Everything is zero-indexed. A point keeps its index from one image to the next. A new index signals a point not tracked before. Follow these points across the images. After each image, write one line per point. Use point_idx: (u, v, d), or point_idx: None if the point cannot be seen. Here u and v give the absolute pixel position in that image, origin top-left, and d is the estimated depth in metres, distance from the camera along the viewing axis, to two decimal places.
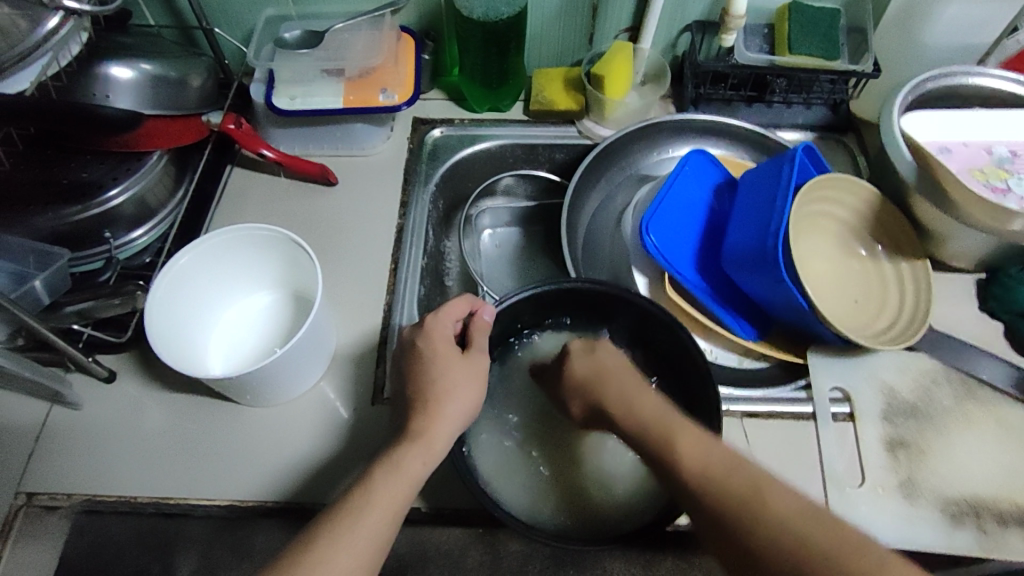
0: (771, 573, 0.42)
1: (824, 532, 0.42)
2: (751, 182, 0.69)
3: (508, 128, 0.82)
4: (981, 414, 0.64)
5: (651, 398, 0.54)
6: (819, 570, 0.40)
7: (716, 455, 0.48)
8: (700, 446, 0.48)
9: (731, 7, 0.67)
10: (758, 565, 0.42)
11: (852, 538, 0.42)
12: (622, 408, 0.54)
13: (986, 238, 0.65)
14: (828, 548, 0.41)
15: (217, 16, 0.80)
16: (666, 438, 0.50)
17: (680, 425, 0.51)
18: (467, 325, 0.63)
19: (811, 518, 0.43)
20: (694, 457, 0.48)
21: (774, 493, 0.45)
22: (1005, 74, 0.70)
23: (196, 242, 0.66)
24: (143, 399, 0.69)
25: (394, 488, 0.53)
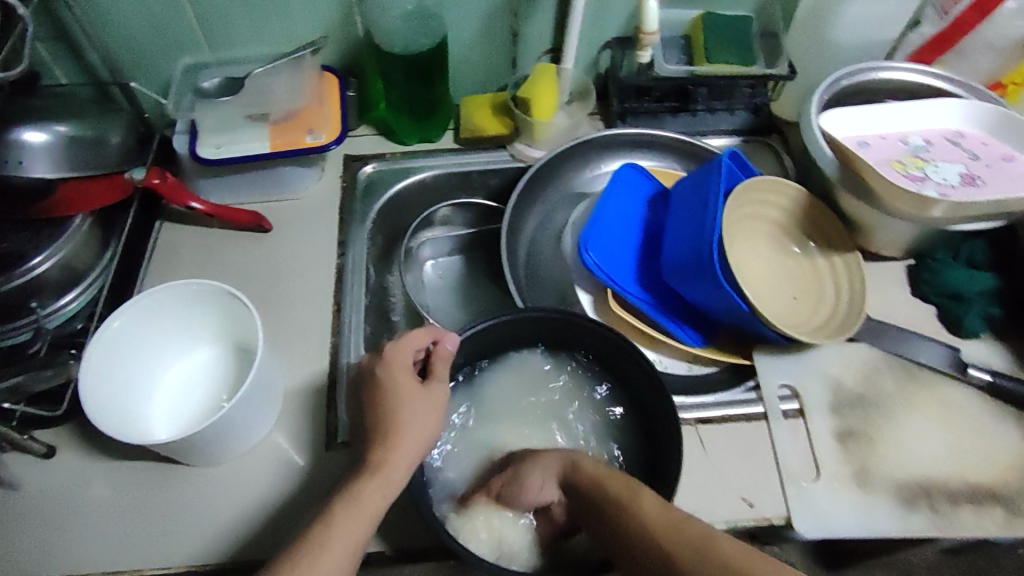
0: None
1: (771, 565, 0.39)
2: (683, 191, 0.70)
3: (440, 158, 0.82)
4: (923, 397, 0.65)
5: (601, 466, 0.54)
6: None
7: (673, 512, 0.47)
8: (658, 506, 0.47)
9: (642, 25, 0.68)
10: None
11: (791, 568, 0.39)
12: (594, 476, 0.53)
13: (909, 226, 0.67)
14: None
15: (133, 68, 0.78)
16: (631, 495, 0.49)
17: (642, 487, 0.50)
18: (428, 354, 0.62)
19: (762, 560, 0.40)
20: (657, 511, 0.47)
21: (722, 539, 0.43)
22: (911, 67, 0.73)
23: (126, 304, 0.64)
24: (88, 471, 0.66)
25: (352, 524, 0.51)
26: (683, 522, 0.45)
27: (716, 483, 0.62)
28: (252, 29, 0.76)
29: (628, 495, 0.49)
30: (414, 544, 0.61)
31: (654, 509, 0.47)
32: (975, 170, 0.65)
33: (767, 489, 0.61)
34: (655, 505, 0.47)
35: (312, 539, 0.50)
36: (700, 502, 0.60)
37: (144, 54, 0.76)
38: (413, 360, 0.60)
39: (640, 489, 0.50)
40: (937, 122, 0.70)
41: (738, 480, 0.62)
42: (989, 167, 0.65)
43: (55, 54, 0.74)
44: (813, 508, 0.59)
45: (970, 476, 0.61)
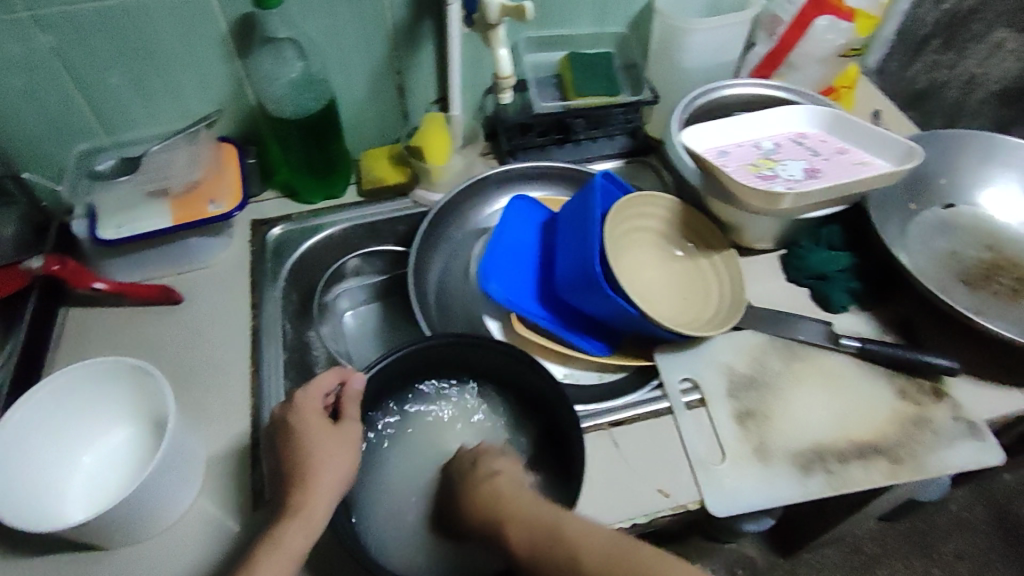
0: None
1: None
2: (568, 215, 0.76)
3: (346, 212, 0.86)
4: (807, 370, 0.71)
5: (478, 481, 0.58)
6: None
7: (536, 526, 0.52)
8: (522, 520, 0.53)
9: (499, 71, 0.75)
10: None
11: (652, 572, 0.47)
12: (467, 497, 0.57)
13: (771, 222, 0.75)
14: None
15: (27, 159, 0.79)
16: (497, 517, 0.54)
17: (506, 502, 0.55)
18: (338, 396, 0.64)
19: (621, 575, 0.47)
20: (522, 533, 0.52)
21: (588, 548, 0.49)
22: (750, 82, 0.83)
23: (29, 392, 0.64)
24: (4, 570, 0.63)
25: (276, 565, 0.53)
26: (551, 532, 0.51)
27: (632, 479, 0.65)
28: (145, 109, 0.79)
29: (494, 520, 0.54)
30: None
31: (520, 529, 0.53)
32: (816, 164, 0.73)
33: (679, 478, 0.65)
34: (520, 524, 0.53)
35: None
36: (620, 499, 0.64)
37: (36, 142, 0.77)
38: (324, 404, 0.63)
39: (504, 505, 0.55)
40: (781, 126, 0.79)
41: (652, 473, 0.66)
42: (827, 160, 0.74)
43: None
44: (721, 487, 0.64)
45: (855, 434, 0.67)
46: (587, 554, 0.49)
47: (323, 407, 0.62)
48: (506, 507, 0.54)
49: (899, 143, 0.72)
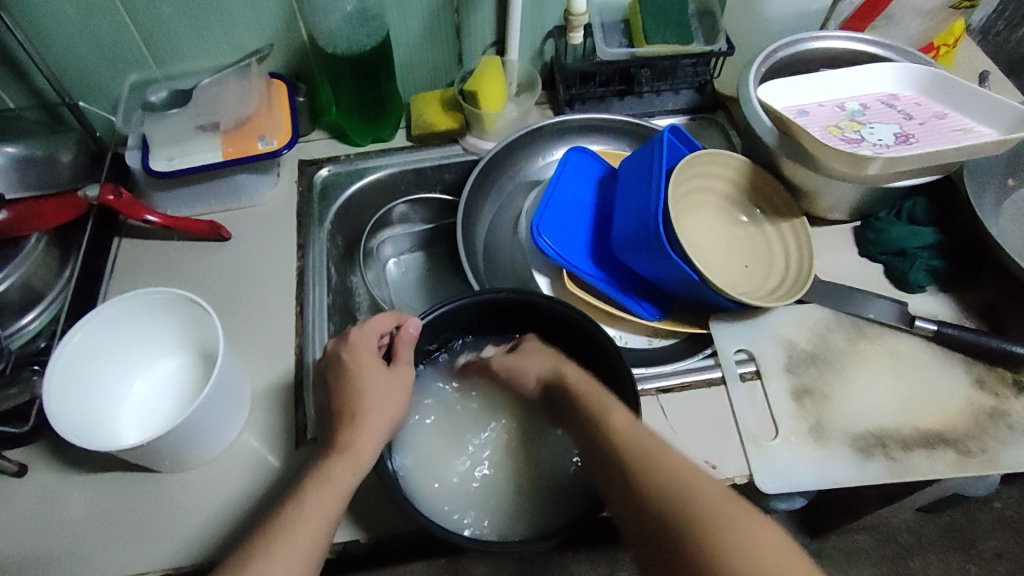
0: (648, 519, 0.46)
1: (707, 482, 0.47)
2: (629, 169, 0.72)
3: (395, 157, 0.83)
4: (874, 351, 0.67)
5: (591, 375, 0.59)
6: (689, 514, 0.44)
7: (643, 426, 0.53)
8: (627, 416, 0.53)
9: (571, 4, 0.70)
10: (642, 509, 0.47)
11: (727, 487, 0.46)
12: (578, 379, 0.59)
13: (851, 189, 0.69)
14: (704, 493, 0.46)
15: (81, 87, 0.78)
16: (601, 406, 0.55)
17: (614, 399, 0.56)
18: (393, 337, 0.64)
19: (699, 479, 0.47)
20: (624, 423, 0.53)
21: (680, 455, 0.49)
22: (842, 34, 0.76)
23: (91, 314, 0.64)
24: (61, 487, 0.65)
25: (325, 499, 0.53)
26: (645, 435, 0.51)
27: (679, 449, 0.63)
28: (198, 42, 0.77)
29: (598, 405, 0.55)
30: (389, 531, 0.62)
31: (623, 419, 0.53)
32: (908, 130, 0.67)
33: (729, 451, 0.62)
34: (624, 416, 0.53)
35: (285, 517, 0.52)
36: None
37: (90, 71, 0.76)
38: (378, 344, 0.62)
39: (608, 399, 0.55)
40: (871, 86, 0.73)
41: (701, 444, 0.63)
42: (921, 125, 0.68)
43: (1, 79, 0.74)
44: (772, 465, 0.61)
45: (922, 422, 0.62)
46: (675, 457, 0.49)
47: (376, 347, 0.62)
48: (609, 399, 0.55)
49: (1013, 109, 0.65)
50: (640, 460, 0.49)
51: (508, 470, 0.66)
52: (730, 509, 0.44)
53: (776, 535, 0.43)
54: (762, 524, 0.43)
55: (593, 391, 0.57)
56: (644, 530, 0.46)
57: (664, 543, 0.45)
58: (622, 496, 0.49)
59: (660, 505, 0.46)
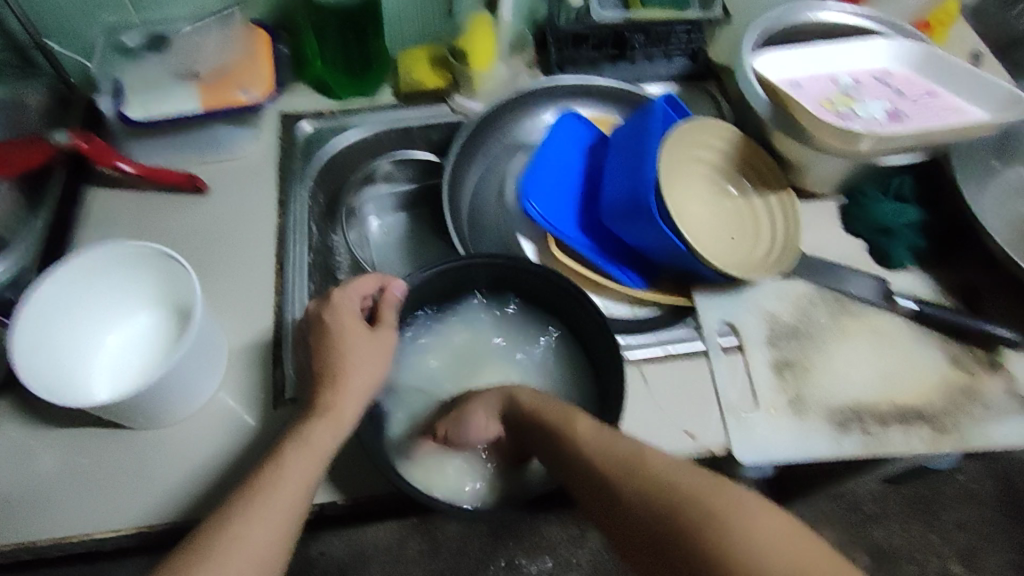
0: (642, 528, 0.42)
1: (695, 479, 0.43)
2: (621, 136, 0.71)
3: (379, 114, 0.80)
4: (855, 327, 0.67)
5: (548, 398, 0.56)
6: (685, 518, 0.40)
7: (610, 432, 0.50)
8: (591, 426, 0.50)
9: None
10: (635, 518, 0.43)
11: (714, 482, 0.43)
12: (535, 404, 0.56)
13: (840, 163, 0.69)
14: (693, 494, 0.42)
15: (53, 29, 0.74)
16: (565, 420, 0.52)
17: (576, 411, 0.53)
18: (376, 300, 0.63)
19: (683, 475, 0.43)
20: (590, 433, 0.50)
21: (657, 454, 0.46)
22: (842, 8, 0.75)
23: (56, 269, 0.62)
24: (30, 443, 0.63)
25: (304, 463, 0.52)
26: (627, 443, 0.48)
27: (659, 418, 0.63)
28: None
29: (563, 418, 0.52)
30: (367, 493, 0.62)
31: (589, 431, 0.50)
32: (899, 106, 0.67)
33: (709, 421, 0.63)
34: (588, 428, 0.50)
35: (265, 477, 0.51)
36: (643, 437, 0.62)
37: (62, 12, 0.73)
38: (360, 305, 0.61)
39: (570, 412, 0.52)
40: (866, 61, 0.72)
41: (681, 414, 0.63)
42: (914, 102, 0.68)
43: None
44: (750, 436, 0.61)
45: (899, 397, 0.64)
46: (652, 456, 0.46)
47: (359, 309, 0.61)
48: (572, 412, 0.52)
49: (1005, 91, 0.65)
50: (623, 469, 0.46)
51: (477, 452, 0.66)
52: (727, 500, 0.41)
53: (785, 521, 0.39)
54: (774, 518, 0.39)
55: (557, 408, 0.54)
56: (642, 543, 0.42)
57: (662, 548, 0.41)
58: (612, 511, 0.45)
59: (650, 513, 0.42)
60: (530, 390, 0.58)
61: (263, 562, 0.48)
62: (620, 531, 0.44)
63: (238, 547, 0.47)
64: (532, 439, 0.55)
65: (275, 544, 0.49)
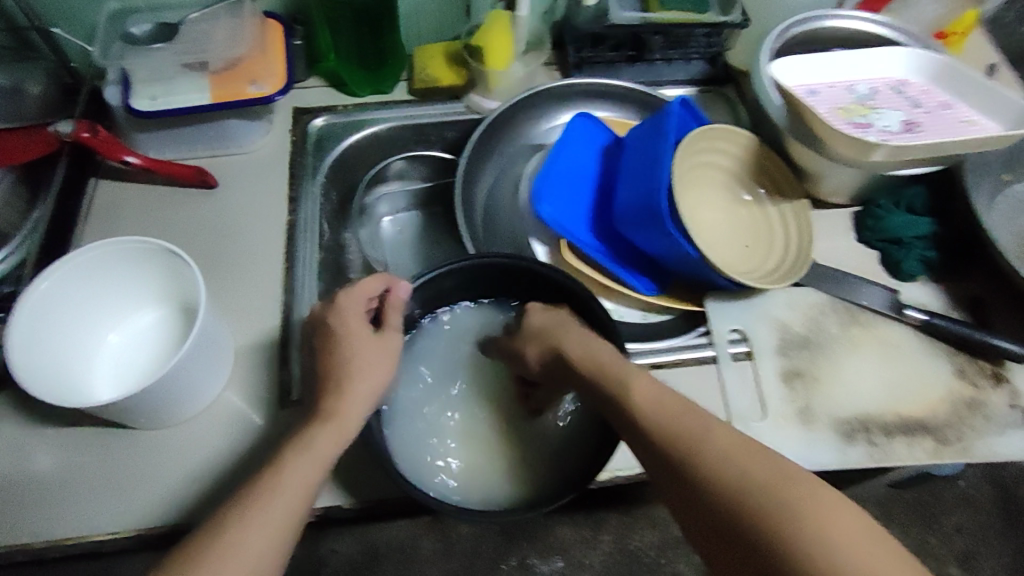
0: (706, 506, 0.43)
1: (761, 462, 0.44)
2: (636, 140, 0.70)
3: (394, 111, 0.79)
4: (864, 337, 0.68)
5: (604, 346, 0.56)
6: (754, 504, 0.42)
7: (670, 395, 0.50)
8: (651, 387, 0.51)
9: None
10: (698, 495, 0.44)
11: (782, 467, 0.43)
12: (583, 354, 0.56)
13: (854, 174, 0.69)
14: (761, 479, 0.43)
15: (55, 13, 0.73)
16: (622, 381, 0.52)
17: (633, 370, 0.53)
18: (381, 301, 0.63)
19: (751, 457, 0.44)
20: (649, 397, 0.50)
21: (721, 427, 0.47)
22: (858, 15, 0.75)
23: (58, 264, 0.61)
24: (33, 440, 0.63)
25: (304, 470, 0.52)
26: (692, 413, 0.48)
27: None
28: None
29: (620, 379, 0.52)
30: (376, 496, 0.62)
31: (649, 394, 0.50)
32: (914, 117, 0.67)
33: None
34: (649, 390, 0.51)
35: (265, 482, 0.51)
36: None
37: None
38: (367, 307, 0.61)
39: (626, 372, 0.53)
40: (885, 71, 0.72)
41: None
42: (928, 113, 0.68)
43: None
44: None
45: (904, 409, 0.65)
46: (717, 431, 0.46)
47: (364, 311, 0.60)
48: (628, 372, 0.52)
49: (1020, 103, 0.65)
50: (686, 442, 0.46)
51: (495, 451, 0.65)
52: (801, 489, 0.41)
53: (860, 518, 0.40)
54: (846, 515, 0.40)
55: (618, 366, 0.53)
56: (706, 520, 0.44)
57: (727, 531, 0.42)
58: (673, 484, 0.46)
59: (717, 493, 0.43)
60: (576, 337, 0.58)
61: (262, 569, 0.48)
62: (680, 503, 0.45)
63: (230, 555, 0.47)
64: (587, 397, 0.55)
65: (273, 550, 0.48)
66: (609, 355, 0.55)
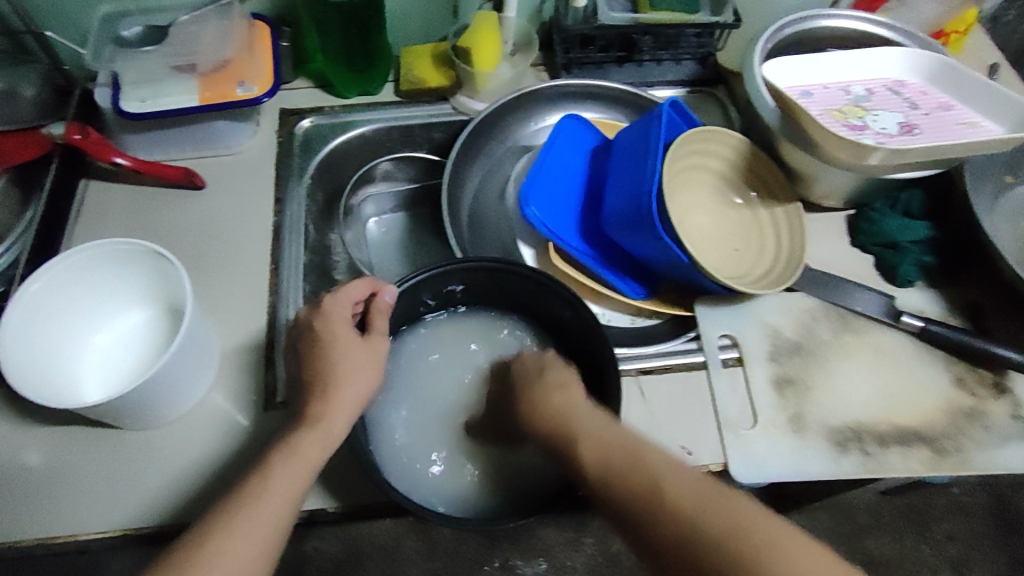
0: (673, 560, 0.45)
1: (718, 510, 0.45)
2: (625, 142, 0.69)
3: (381, 112, 0.80)
4: (858, 344, 0.66)
5: (553, 389, 0.56)
6: (718, 555, 0.43)
7: (617, 442, 0.50)
8: (597, 438, 0.51)
9: None
10: (663, 552, 0.45)
11: (738, 513, 0.45)
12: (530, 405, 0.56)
13: (849, 176, 0.67)
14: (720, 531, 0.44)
15: (48, 17, 0.73)
16: (569, 432, 0.52)
17: (580, 416, 0.53)
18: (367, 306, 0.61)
19: (708, 504, 0.45)
20: (595, 450, 0.50)
21: (673, 473, 0.48)
22: (854, 15, 0.73)
23: (47, 265, 0.61)
24: (19, 439, 0.63)
25: (292, 474, 0.51)
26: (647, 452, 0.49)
27: (654, 433, 0.62)
28: None
29: (568, 432, 0.52)
30: (358, 500, 0.61)
31: (596, 446, 0.51)
32: (913, 119, 0.65)
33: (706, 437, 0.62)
34: (596, 440, 0.51)
35: (250, 489, 0.50)
36: None
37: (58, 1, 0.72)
38: (352, 312, 0.60)
39: (573, 420, 0.53)
40: (879, 70, 0.70)
41: (678, 430, 0.62)
42: (927, 115, 0.66)
43: None
44: (749, 454, 0.60)
45: (899, 419, 0.62)
46: (673, 478, 0.47)
47: (350, 317, 0.59)
48: (576, 421, 0.53)
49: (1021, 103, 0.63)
50: (644, 497, 0.47)
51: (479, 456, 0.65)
52: (761, 532, 0.44)
53: (819, 550, 0.44)
54: (808, 548, 0.44)
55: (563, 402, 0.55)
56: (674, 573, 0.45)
57: None
58: (637, 539, 0.47)
59: (680, 548, 0.44)
60: (543, 390, 0.56)
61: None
62: (645, 556, 0.47)
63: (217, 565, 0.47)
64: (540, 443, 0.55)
65: (258, 557, 0.49)
66: (564, 402, 0.54)
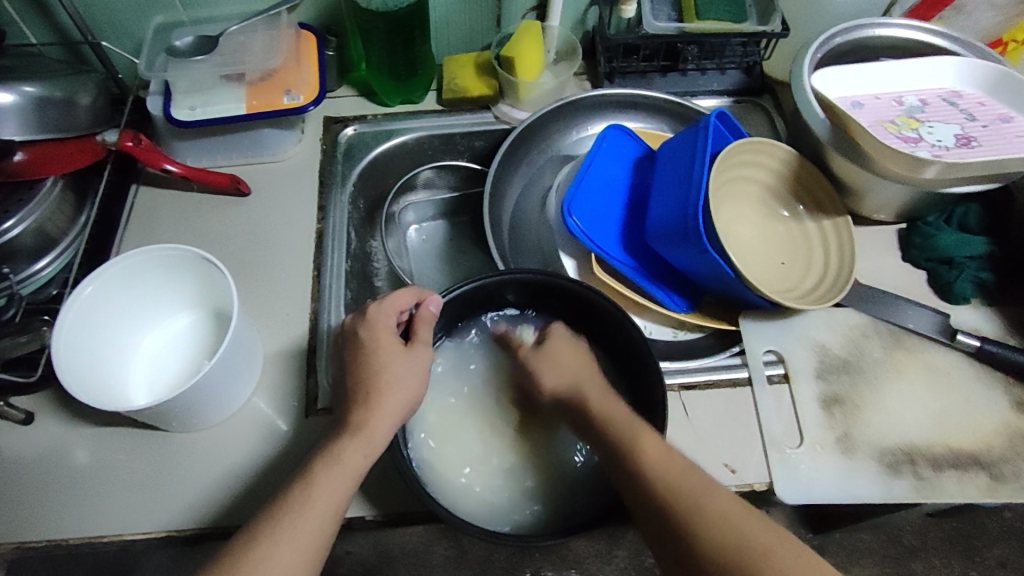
0: None
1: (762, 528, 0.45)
2: (670, 152, 0.68)
3: (426, 120, 0.80)
4: (911, 363, 0.64)
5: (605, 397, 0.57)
6: None
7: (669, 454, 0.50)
8: (656, 446, 0.50)
9: None
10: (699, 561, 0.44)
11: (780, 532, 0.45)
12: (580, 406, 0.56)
13: (902, 189, 0.65)
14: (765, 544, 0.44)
15: (105, 27, 0.75)
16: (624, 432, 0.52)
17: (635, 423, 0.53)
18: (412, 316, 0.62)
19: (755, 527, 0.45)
20: (655, 456, 0.49)
21: (724, 494, 0.47)
22: (909, 24, 0.71)
23: (100, 270, 0.62)
24: (67, 438, 0.64)
25: (335, 481, 0.51)
26: (696, 484, 0.47)
27: (697, 450, 0.61)
28: None
29: (628, 436, 0.51)
30: (397, 508, 0.61)
31: (655, 450, 0.50)
32: (970, 131, 0.63)
33: (751, 455, 0.61)
34: (655, 446, 0.50)
35: (293, 497, 0.50)
36: None
37: (115, 12, 0.74)
38: (396, 322, 0.60)
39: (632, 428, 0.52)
40: (933, 81, 0.68)
41: (722, 447, 0.61)
42: (985, 127, 0.64)
43: (24, 13, 0.71)
44: (796, 475, 0.59)
45: (955, 441, 0.60)
46: (723, 499, 0.46)
47: (394, 326, 0.59)
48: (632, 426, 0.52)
49: None
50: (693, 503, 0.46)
51: (517, 470, 0.64)
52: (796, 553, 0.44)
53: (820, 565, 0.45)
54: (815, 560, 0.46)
55: (624, 423, 0.53)
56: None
57: None
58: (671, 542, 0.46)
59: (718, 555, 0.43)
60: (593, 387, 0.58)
61: None
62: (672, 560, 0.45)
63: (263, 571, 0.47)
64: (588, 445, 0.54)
65: (300, 564, 0.48)
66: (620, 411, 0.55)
